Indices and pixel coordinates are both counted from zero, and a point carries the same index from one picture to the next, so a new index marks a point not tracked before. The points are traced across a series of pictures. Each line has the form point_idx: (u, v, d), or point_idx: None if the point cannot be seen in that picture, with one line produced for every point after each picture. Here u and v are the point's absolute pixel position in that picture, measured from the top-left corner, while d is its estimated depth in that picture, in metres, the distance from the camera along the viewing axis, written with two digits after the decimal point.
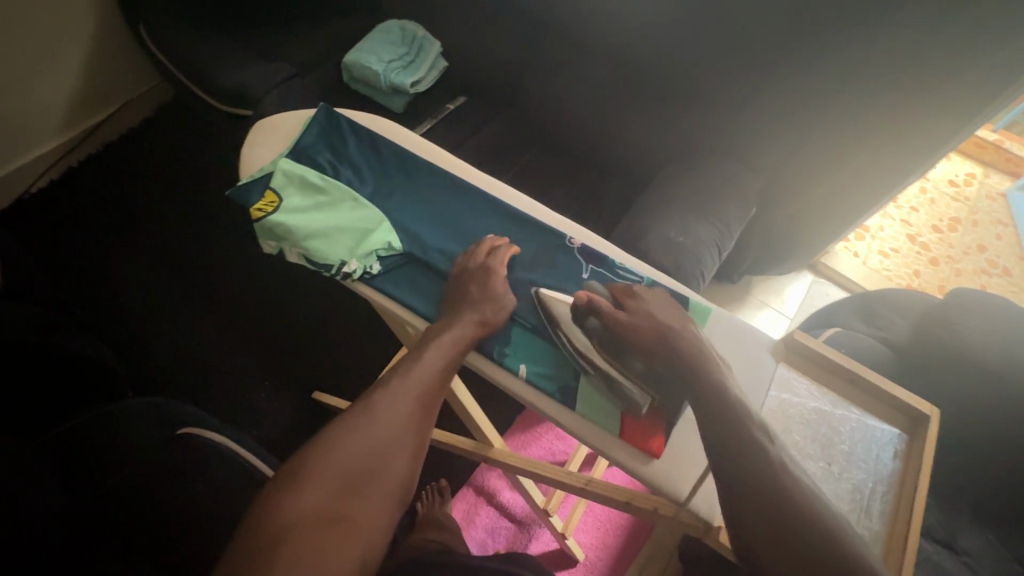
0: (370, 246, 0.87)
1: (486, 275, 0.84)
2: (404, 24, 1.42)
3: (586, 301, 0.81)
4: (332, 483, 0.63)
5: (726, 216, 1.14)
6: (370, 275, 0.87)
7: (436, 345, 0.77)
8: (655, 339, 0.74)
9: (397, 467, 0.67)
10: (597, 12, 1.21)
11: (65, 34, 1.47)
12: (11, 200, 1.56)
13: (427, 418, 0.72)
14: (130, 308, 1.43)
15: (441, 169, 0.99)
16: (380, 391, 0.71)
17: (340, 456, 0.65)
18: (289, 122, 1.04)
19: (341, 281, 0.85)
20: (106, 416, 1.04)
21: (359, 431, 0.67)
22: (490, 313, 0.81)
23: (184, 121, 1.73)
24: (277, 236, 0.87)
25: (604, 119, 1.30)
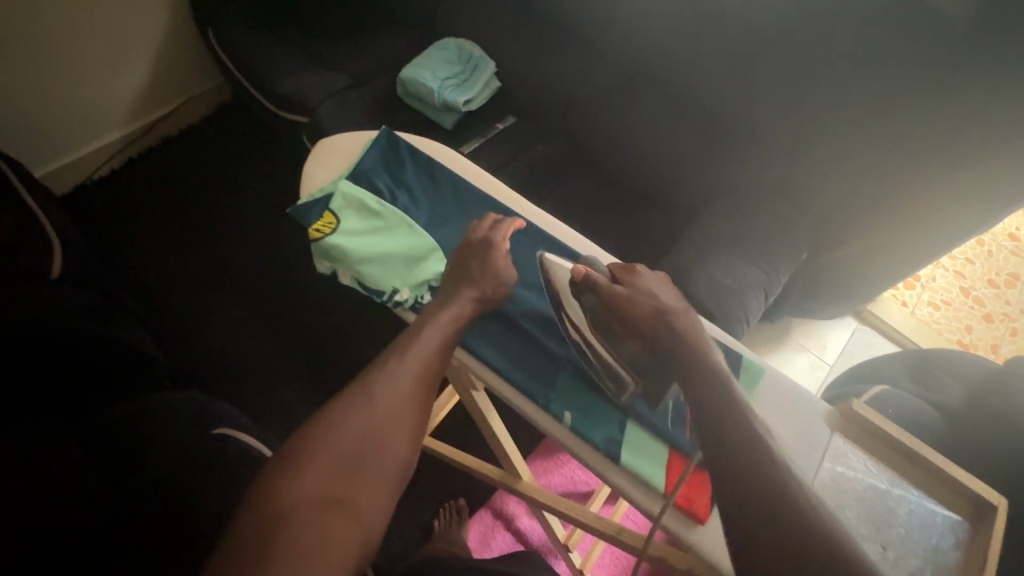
0: (424, 276, 0.88)
1: (485, 253, 0.86)
2: (461, 42, 1.44)
3: (584, 275, 0.81)
4: (333, 464, 0.64)
5: (773, 258, 1.11)
6: (421, 305, 0.88)
7: (434, 323, 0.79)
8: (655, 317, 0.75)
9: (396, 446, 0.68)
10: (656, 42, 1.20)
11: (138, 31, 1.55)
12: (74, 185, 1.64)
13: (424, 397, 0.73)
14: (175, 298, 1.48)
15: (496, 202, 0.99)
16: (378, 372, 0.73)
17: (339, 435, 0.66)
18: (350, 141, 1.05)
19: (392, 308, 0.87)
20: (145, 409, 1.08)
21: (359, 410, 0.68)
22: (488, 291, 0.84)
23: (241, 123, 1.78)
24: (333, 259, 0.89)
25: (654, 149, 1.29)
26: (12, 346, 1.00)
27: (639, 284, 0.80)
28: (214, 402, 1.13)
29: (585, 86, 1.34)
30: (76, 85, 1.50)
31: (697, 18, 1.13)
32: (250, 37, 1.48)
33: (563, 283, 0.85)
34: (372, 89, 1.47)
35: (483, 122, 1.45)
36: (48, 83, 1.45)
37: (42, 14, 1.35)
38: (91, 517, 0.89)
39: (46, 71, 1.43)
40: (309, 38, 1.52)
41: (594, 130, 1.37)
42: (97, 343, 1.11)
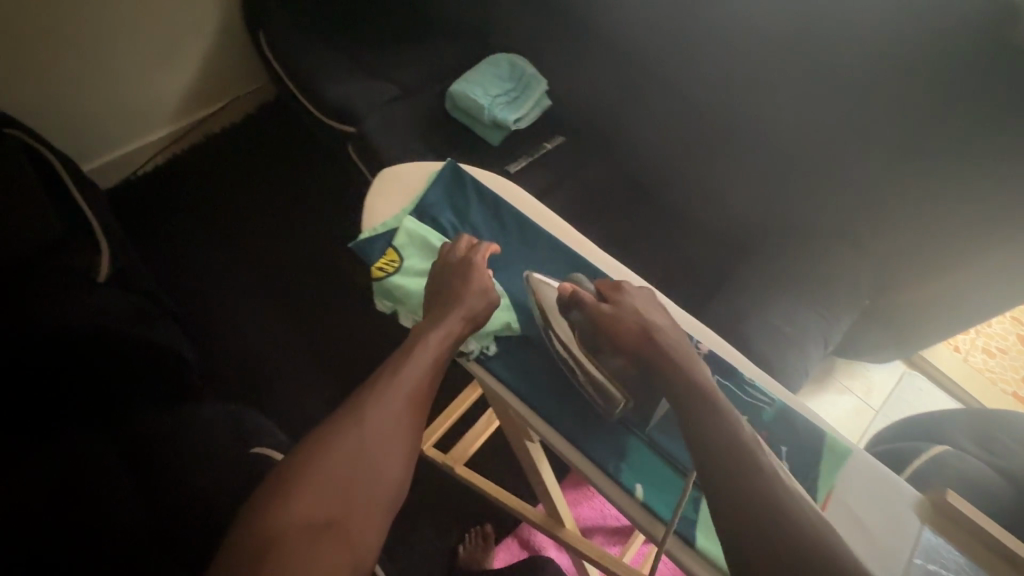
0: (491, 326, 0.85)
1: (467, 271, 0.84)
2: (514, 58, 1.41)
3: (570, 293, 0.82)
4: (322, 489, 0.63)
5: (832, 305, 1.06)
6: (486, 356, 0.85)
7: (424, 343, 0.77)
8: (639, 337, 0.75)
9: (387, 469, 0.67)
10: (718, 70, 1.15)
11: (188, 30, 1.55)
12: (120, 179, 1.65)
13: (415, 419, 0.71)
14: (210, 299, 1.47)
15: (561, 244, 0.94)
16: (367, 395, 0.71)
17: (327, 463, 0.64)
18: (413, 171, 1.03)
19: (455, 357, 0.84)
20: (179, 422, 1.03)
21: (346, 436, 0.67)
22: (476, 307, 0.81)
23: (285, 126, 1.76)
24: (395, 299, 0.88)
25: (708, 179, 1.25)
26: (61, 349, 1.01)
27: (623, 301, 0.79)
28: (250, 413, 1.10)
29: (640, 111, 1.30)
30: (125, 82, 1.52)
31: (766, 48, 1.07)
32: (298, 43, 1.47)
33: (550, 306, 0.84)
34: (419, 100, 1.44)
35: (531, 141, 1.41)
36: (99, 79, 1.47)
37: (94, 11, 1.37)
38: (129, 514, 0.91)
39: (97, 68, 1.45)
40: (356, 45, 1.50)
41: (645, 156, 1.33)
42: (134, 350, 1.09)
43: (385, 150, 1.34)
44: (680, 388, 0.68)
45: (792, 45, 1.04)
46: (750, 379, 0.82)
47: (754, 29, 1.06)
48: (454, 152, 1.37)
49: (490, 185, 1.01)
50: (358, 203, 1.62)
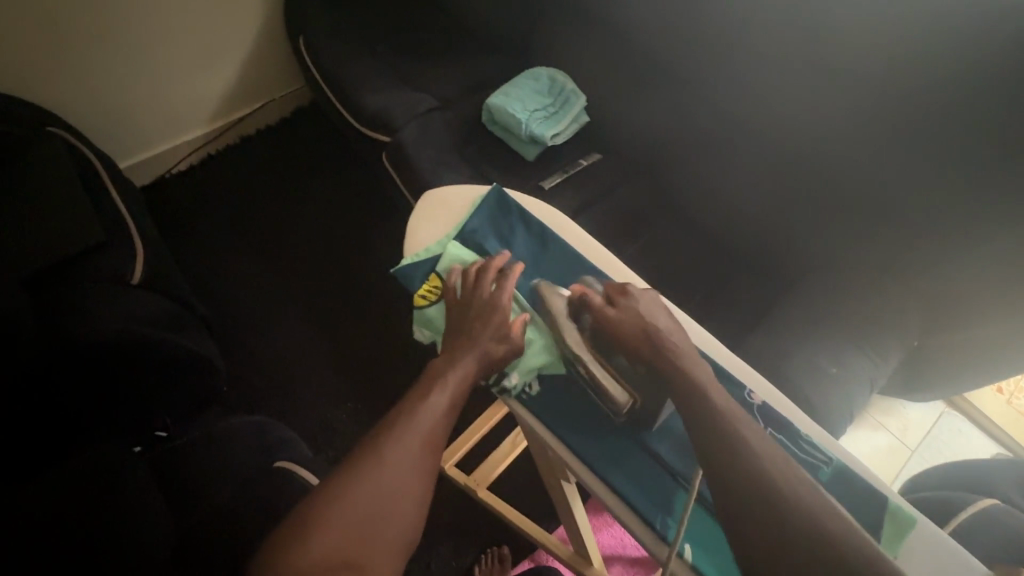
0: (534, 364, 0.82)
1: (487, 310, 0.82)
2: (554, 74, 1.39)
3: (579, 296, 0.84)
4: (342, 534, 0.61)
5: (879, 344, 1.01)
6: (528, 395, 0.82)
7: (442, 385, 0.75)
8: (641, 341, 0.77)
9: (405, 515, 0.65)
10: (767, 95, 1.11)
11: (230, 33, 1.57)
12: (155, 177, 1.67)
13: (430, 463, 0.69)
14: (239, 304, 1.47)
15: (607, 277, 0.91)
16: (386, 437, 0.69)
17: (347, 507, 0.63)
18: (457, 197, 1.03)
19: (497, 393, 0.82)
20: (210, 437, 1.05)
21: (360, 482, 0.65)
22: (496, 350, 0.79)
23: (320, 132, 1.76)
24: (436, 328, 0.86)
25: (749, 206, 1.21)
26: (93, 355, 1.01)
27: (633, 304, 0.80)
28: (276, 424, 1.10)
29: (682, 132, 1.26)
30: (165, 83, 1.53)
31: (821, 75, 1.03)
32: (338, 51, 1.47)
33: (561, 303, 0.85)
34: (456, 112, 1.43)
35: (567, 157, 1.39)
36: (140, 80, 1.49)
37: (138, 13, 1.39)
38: (156, 526, 0.90)
39: (139, 69, 1.47)
40: (395, 54, 1.50)
41: (683, 178, 1.30)
42: (167, 360, 1.11)
43: (420, 162, 1.32)
44: (701, 402, 0.67)
45: (850, 74, 0.99)
46: (805, 434, 0.78)
47: (810, 55, 1.02)
48: (489, 165, 1.35)
49: (534, 212, 1.00)
50: (388, 211, 1.62)
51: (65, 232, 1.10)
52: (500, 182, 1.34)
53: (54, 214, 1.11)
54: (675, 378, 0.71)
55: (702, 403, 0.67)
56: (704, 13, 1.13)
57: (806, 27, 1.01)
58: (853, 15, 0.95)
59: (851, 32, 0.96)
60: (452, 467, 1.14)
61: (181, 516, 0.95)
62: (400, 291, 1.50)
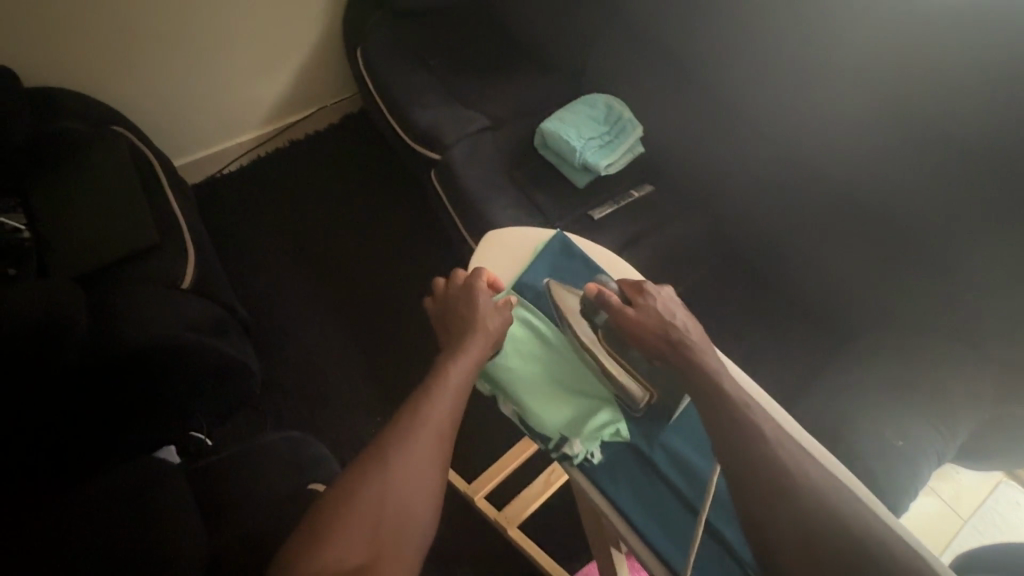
0: (596, 428, 0.80)
1: (473, 297, 0.85)
2: (611, 101, 1.36)
3: (596, 294, 0.85)
4: (361, 531, 0.61)
5: (950, 415, 0.93)
6: (590, 463, 0.79)
7: (448, 374, 0.76)
8: (663, 342, 0.78)
9: (421, 508, 0.65)
10: (839, 141, 1.06)
11: (289, 39, 1.58)
12: (205, 176, 1.70)
13: (445, 450, 0.70)
14: (278, 309, 1.49)
15: None
16: (397, 430, 0.69)
17: (363, 503, 0.63)
18: (517, 237, 1.01)
19: (559, 461, 0.79)
20: (247, 453, 1.03)
21: (371, 481, 0.64)
22: (494, 325, 0.83)
23: (369, 141, 1.77)
24: (495, 383, 0.85)
25: (810, 252, 1.15)
26: (136, 361, 1.01)
27: (652, 301, 0.82)
28: (311, 441, 1.08)
29: (744, 171, 1.21)
30: (224, 87, 1.57)
31: (901, 125, 0.97)
32: (394, 64, 1.47)
33: (574, 303, 0.89)
34: (507, 134, 1.41)
35: (618, 186, 1.35)
36: (200, 83, 1.52)
37: (202, 16, 1.41)
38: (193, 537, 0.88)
39: (200, 72, 1.50)
40: (450, 72, 1.49)
41: (741, 219, 1.24)
42: (207, 359, 1.10)
43: (468, 181, 1.30)
44: (752, 452, 0.64)
45: (937, 126, 0.92)
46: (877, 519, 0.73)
47: (893, 102, 0.96)
48: (538, 190, 1.33)
49: (598, 261, 0.98)
50: (431, 226, 1.61)
51: (124, 236, 1.14)
52: (549, 208, 1.30)
53: (116, 216, 1.15)
54: (716, 411, 0.69)
55: (754, 456, 0.64)
56: (777, 51, 1.09)
57: (890, 73, 0.95)
58: (947, 64, 0.89)
59: (943, 81, 0.90)
60: (481, 499, 1.13)
61: (212, 534, 0.93)
62: None
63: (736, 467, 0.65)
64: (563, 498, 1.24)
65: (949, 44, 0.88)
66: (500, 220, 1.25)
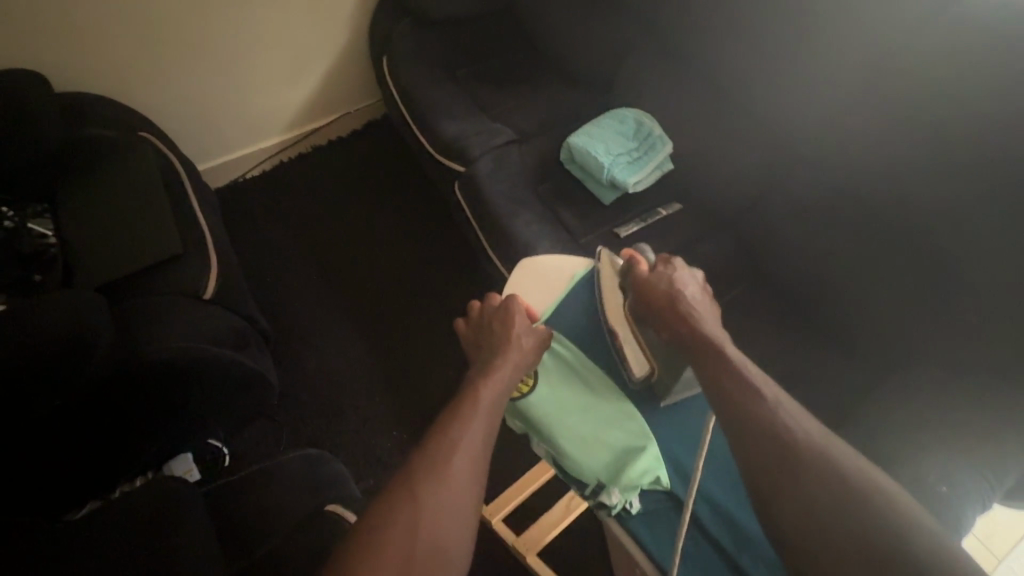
0: (638, 480, 0.77)
1: (507, 317, 0.83)
2: (641, 116, 1.33)
3: (629, 259, 0.89)
4: (395, 568, 0.56)
5: (1000, 461, 0.88)
6: (628, 512, 0.77)
7: (480, 394, 0.73)
8: (665, 302, 0.81)
9: (457, 539, 0.61)
10: (881, 165, 1.02)
11: (317, 46, 1.58)
12: (227, 181, 1.69)
13: (480, 474, 0.66)
14: (299, 317, 1.48)
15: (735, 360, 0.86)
16: (429, 453, 0.66)
17: (396, 533, 0.58)
18: (553, 264, 0.99)
19: (595, 508, 0.77)
20: (265, 473, 1.02)
21: (407, 504, 0.61)
22: (527, 344, 0.81)
23: (392, 150, 1.76)
24: (529, 422, 0.82)
25: (846, 281, 1.10)
26: (162, 373, 1.01)
27: (672, 277, 0.84)
28: (328, 459, 1.07)
29: (779, 193, 1.19)
30: (250, 95, 1.57)
31: (948, 151, 0.92)
32: (420, 75, 1.45)
33: (612, 273, 0.92)
34: (533, 148, 1.38)
35: (645, 204, 1.32)
36: (226, 89, 1.52)
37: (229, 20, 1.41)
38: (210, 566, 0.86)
39: (227, 80, 1.51)
40: (477, 85, 1.48)
41: (773, 243, 1.20)
42: (227, 368, 1.10)
43: (493, 195, 1.28)
44: (791, 487, 0.60)
45: (995, 159, 0.87)
46: None
47: (942, 126, 0.92)
48: (564, 207, 1.30)
49: None
50: (453, 237, 1.60)
51: (149, 243, 1.14)
52: (575, 225, 1.27)
53: (143, 225, 1.15)
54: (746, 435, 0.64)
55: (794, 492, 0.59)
56: (818, 68, 1.06)
57: (942, 101, 0.91)
58: (1008, 97, 0.84)
59: (1004, 114, 0.84)
60: (499, 522, 1.11)
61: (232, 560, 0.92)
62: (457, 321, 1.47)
63: (777, 511, 0.60)
64: (583, 523, 1.22)
65: (1008, 75, 0.83)
66: (525, 237, 1.22)
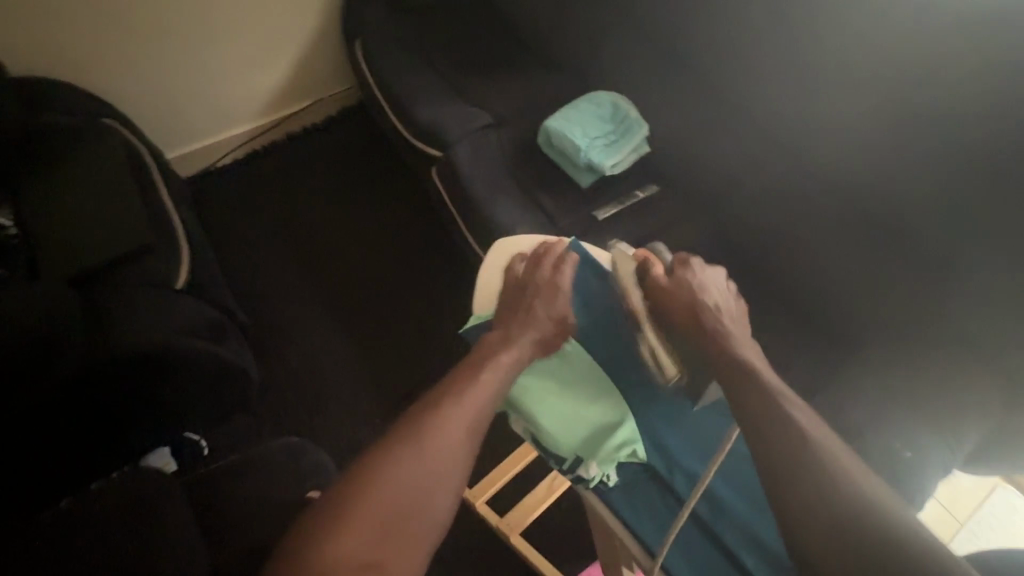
0: (615, 452, 0.78)
1: (550, 296, 0.85)
2: (618, 100, 1.34)
3: (643, 260, 0.88)
4: (383, 516, 0.61)
5: (962, 427, 0.93)
6: (605, 485, 0.79)
7: (490, 370, 0.76)
8: (689, 310, 0.80)
9: (441, 500, 0.65)
10: (849, 144, 1.04)
11: (289, 30, 1.55)
12: (197, 170, 1.65)
13: (475, 442, 0.70)
14: (277, 308, 1.46)
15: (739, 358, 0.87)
16: (427, 418, 0.69)
17: (386, 489, 0.63)
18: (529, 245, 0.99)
19: (573, 483, 0.78)
20: (244, 462, 1.01)
21: (399, 462, 0.65)
22: (552, 330, 0.83)
23: (369, 137, 1.74)
24: (508, 401, 0.82)
25: (816, 259, 1.13)
26: (133, 365, 0.99)
27: (693, 282, 0.83)
28: (308, 447, 1.06)
29: (752, 174, 1.20)
30: (219, 81, 1.53)
31: (912, 130, 0.95)
32: (395, 59, 1.43)
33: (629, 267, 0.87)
34: (511, 132, 1.38)
35: (622, 187, 1.33)
36: (194, 73, 1.48)
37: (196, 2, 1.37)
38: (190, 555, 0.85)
39: (194, 65, 1.46)
40: (453, 69, 1.46)
41: (746, 223, 1.22)
42: (203, 359, 1.08)
43: (472, 179, 1.27)
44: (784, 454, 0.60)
45: (954, 139, 0.91)
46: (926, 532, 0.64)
47: (907, 104, 0.95)
48: (542, 190, 1.30)
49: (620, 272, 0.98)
50: (433, 225, 1.58)
51: (117, 233, 1.10)
52: (553, 208, 1.27)
53: (111, 214, 1.12)
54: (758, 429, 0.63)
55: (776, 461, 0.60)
56: (789, 49, 1.07)
57: (907, 83, 0.94)
58: (968, 80, 0.88)
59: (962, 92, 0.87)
60: (483, 505, 1.12)
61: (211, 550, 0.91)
62: (438, 308, 1.47)
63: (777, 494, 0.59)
64: (567, 504, 1.24)
65: (968, 59, 0.87)
66: (504, 221, 1.22)
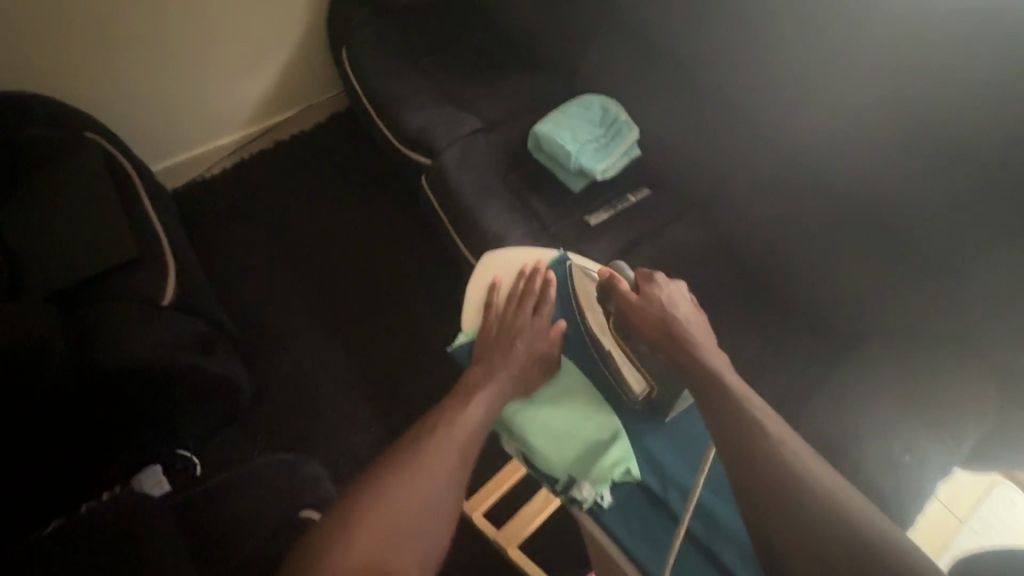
0: (607, 473, 0.77)
1: (529, 330, 0.86)
2: (607, 102, 1.33)
3: (607, 277, 0.88)
4: (380, 536, 0.65)
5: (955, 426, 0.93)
6: (599, 506, 0.77)
7: (476, 399, 0.78)
8: (661, 329, 0.82)
9: (430, 525, 0.67)
10: (841, 144, 1.03)
11: (274, 38, 1.53)
12: (184, 180, 1.63)
13: (464, 468, 0.73)
14: (268, 319, 1.45)
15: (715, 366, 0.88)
16: (419, 445, 0.73)
17: (381, 512, 0.66)
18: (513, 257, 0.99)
19: (566, 503, 0.77)
20: (236, 480, 1.00)
21: (393, 488, 0.68)
22: (534, 363, 0.84)
23: (358, 143, 1.72)
24: (501, 421, 0.82)
25: (810, 258, 1.12)
26: (122, 385, 0.98)
27: (658, 296, 0.84)
28: (303, 462, 1.05)
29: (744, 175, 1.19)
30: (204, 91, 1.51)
31: (904, 129, 0.94)
32: (382, 65, 1.42)
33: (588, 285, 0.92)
34: (500, 136, 1.36)
35: (615, 189, 1.32)
36: (178, 84, 1.46)
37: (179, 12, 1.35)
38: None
39: (178, 75, 1.44)
40: (441, 74, 1.44)
41: (739, 224, 1.21)
42: (192, 376, 1.07)
43: (462, 185, 1.26)
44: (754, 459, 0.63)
45: (945, 139, 0.91)
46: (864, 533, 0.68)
47: (899, 103, 0.94)
48: (534, 195, 1.29)
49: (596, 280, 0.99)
50: (424, 232, 1.57)
51: (101, 249, 1.08)
52: (544, 213, 1.26)
53: (93, 230, 1.10)
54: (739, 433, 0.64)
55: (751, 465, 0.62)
56: (779, 49, 1.06)
57: (898, 82, 0.93)
58: (960, 80, 0.87)
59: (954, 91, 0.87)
60: (481, 516, 1.11)
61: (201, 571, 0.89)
62: (430, 316, 1.45)
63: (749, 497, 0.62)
64: (564, 511, 1.23)
65: (959, 58, 0.86)
66: (495, 227, 1.21)
